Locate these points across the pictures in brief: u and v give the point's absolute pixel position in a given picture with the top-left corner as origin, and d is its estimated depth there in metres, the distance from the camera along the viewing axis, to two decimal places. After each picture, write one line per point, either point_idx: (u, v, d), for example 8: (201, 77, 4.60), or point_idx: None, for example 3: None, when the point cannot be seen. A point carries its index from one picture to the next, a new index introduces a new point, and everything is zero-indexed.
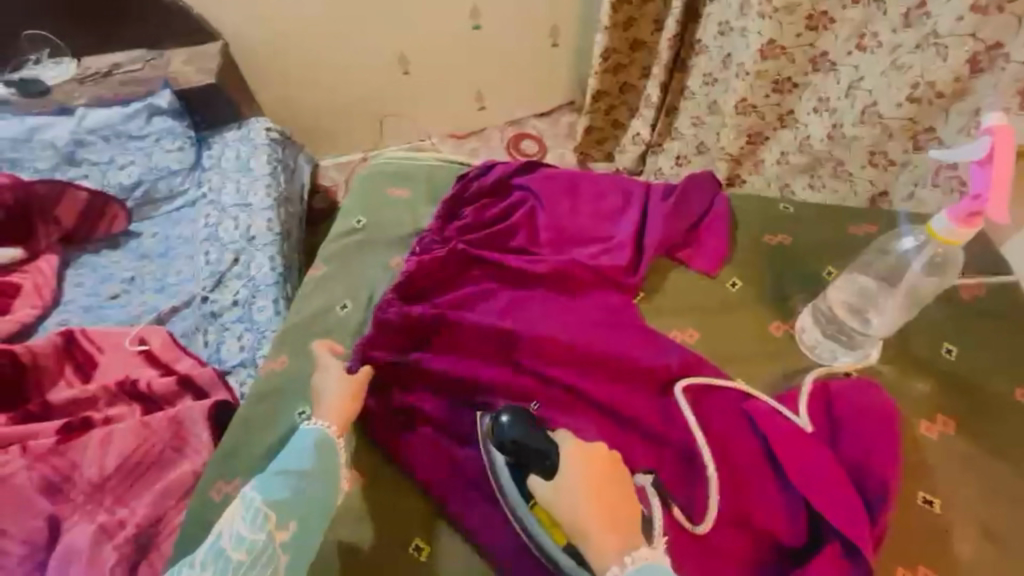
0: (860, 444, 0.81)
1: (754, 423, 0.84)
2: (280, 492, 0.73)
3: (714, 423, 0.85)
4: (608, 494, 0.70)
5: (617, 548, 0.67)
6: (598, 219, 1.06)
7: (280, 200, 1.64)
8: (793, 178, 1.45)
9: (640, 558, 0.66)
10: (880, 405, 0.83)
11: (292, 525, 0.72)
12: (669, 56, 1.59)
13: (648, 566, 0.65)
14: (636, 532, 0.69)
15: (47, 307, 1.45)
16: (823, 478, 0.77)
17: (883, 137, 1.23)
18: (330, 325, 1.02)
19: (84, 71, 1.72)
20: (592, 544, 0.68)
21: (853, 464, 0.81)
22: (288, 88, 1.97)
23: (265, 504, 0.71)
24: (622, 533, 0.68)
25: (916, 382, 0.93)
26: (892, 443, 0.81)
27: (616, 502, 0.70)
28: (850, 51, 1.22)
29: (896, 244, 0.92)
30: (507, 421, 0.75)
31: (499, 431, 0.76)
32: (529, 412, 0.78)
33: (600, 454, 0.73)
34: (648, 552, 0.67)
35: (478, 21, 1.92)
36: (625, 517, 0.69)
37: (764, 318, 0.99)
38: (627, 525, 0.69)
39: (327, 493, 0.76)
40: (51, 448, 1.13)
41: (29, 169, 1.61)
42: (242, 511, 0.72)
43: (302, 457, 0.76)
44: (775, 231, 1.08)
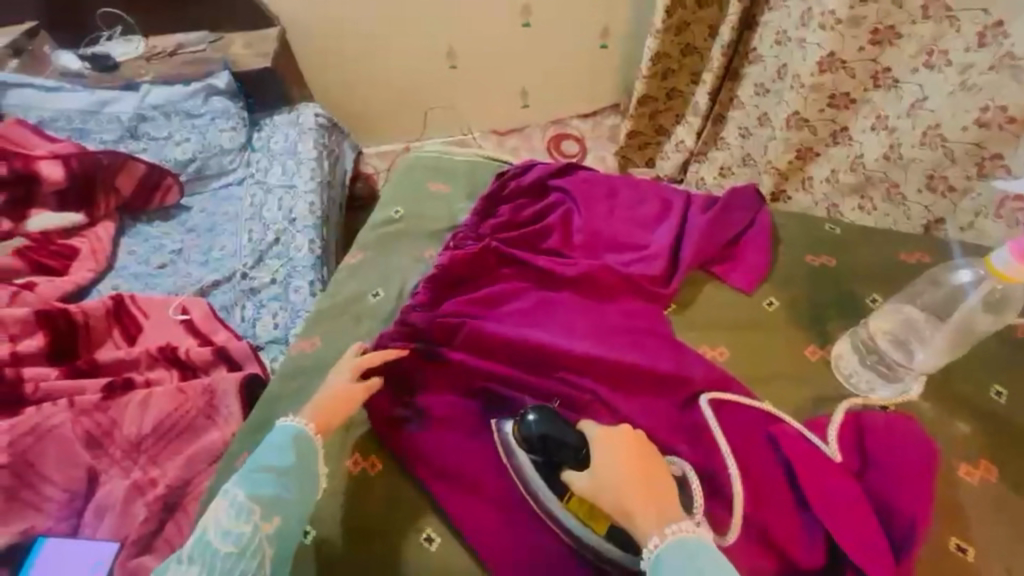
0: (887, 478, 0.77)
1: (779, 447, 0.81)
2: (262, 486, 0.74)
3: (739, 444, 0.82)
4: (644, 472, 0.71)
5: (656, 523, 0.68)
6: (634, 226, 1.05)
7: (323, 184, 1.69)
8: (841, 199, 1.39)
9: (683, 529, 0.67)
10: (915, 442, 0.80)
11: (276, 518, 0.73)
12: (721, 63, 1.55)
13: (692, 538, 0.66)
14: (674, 506, 0.70)
15: (101, 272, 1.53)
16: (847, 512, 0.74)
17: (944, 160, 1.18)
18: (361, 311, 1.04)
19: (151, 49, 1.81)
20: (634, 520, 0.68)
21: (881, 502, 0.77)
22: (339, 75, 2.01)
23: (248, 499, 0.72)
24: (662, 509, 0.68)
25: (958, 423, 0.88)
26: (924, 481, 0.77)
27: (655, 479, 0.71)
28: (915, 68, 1.17)
29: (952, 276, 0.88)
30: (533, 418, 0.78)
31: (526, 428, 0.78)
32: (553, 408, 0.81)
33: (630, 437, 0.74)
34: (688, 524, 0.68)
35: (529, 19, 1.93)
36: (661, 491, 0.70)
37: (799, 341, 0.95)
38: (667, 501, 0.69)
39: (307, 487, 0.77)
40: (95, 404, 1.20)
41: (95, 139, 1.71)
42: (224, 506, 0.73)
43: (278, 453, 0.76)
44: (818, 252, 1.05)
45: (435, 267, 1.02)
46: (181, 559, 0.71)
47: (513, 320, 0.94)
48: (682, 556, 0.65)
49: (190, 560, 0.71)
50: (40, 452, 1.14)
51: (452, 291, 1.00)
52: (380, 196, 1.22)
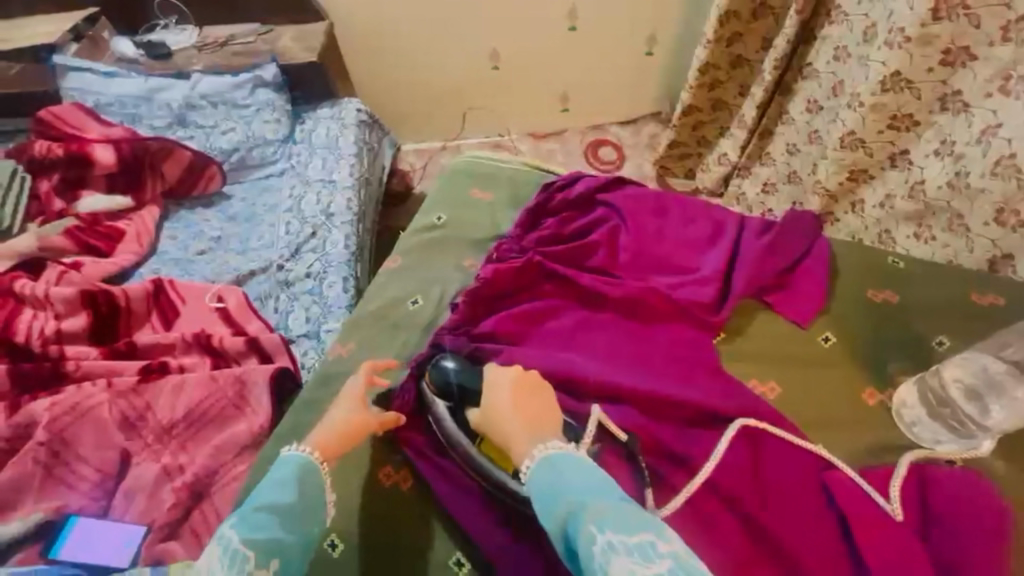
0: (955, 539, 0.73)
1: (834, 499, 0.76)
2: (259, 529, 0.68)
3: (791, 491, 0.77)
4: (524, 396, 0.74)
5: (530, 443, 0.70)
6: (682, 247, 1.01)
7: (361, 180, 1.70)
8: (895, 225, 1.33)
9: (553, 446, 0.69)
10: (987, 505, 0.74)
11: (273, 564, 0.67)
12: (773, 77, 1.49)
13: (556, 451, 0.69)
14: (552, 429, 0.72)
15: (143, 256, 1.57)
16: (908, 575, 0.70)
17: (1017, 192, 1.10)
18: (399, 317, 1.03)
19: (204, 39, 1.84)
20: (514, 445, 0.71)
21: (942, 564, 0.73)
22: (382, 71, 2.02)
23: (245, 543, 0.66)
24: (536, 430, 0.72)
25: None
26: (996, 544, 0.72)
27: (534, 404, 0.74)
28: (989, 93, 1.10)
29: None
30: (450, 365, 0.87)
31: (443, 375, 0.87)
32: (470, 360, 0.89)
33: (515, 369, 0.77)
34: (558, 442, 0.70)
35: (576, 22, 1.90)
36: (538, 416, 0.73)
37: (854, 381, 0.91)
38: (544, 422, 0.73)
39: (308, 530, 0.72)
40: (132, 387, 1.22)
41: (145, 125, 1.76)
42: (217, 554, 0.66)
43: (281, 490, 0.72)
44: (879, 288, 0.99)
45: (478, 278, 0.99)
46: None
47: (553, 340, 0.92)
48: (548, 470, 0.67)
49: None
50: (74, 431, 1.16)
51: (492, 305, 0.98)
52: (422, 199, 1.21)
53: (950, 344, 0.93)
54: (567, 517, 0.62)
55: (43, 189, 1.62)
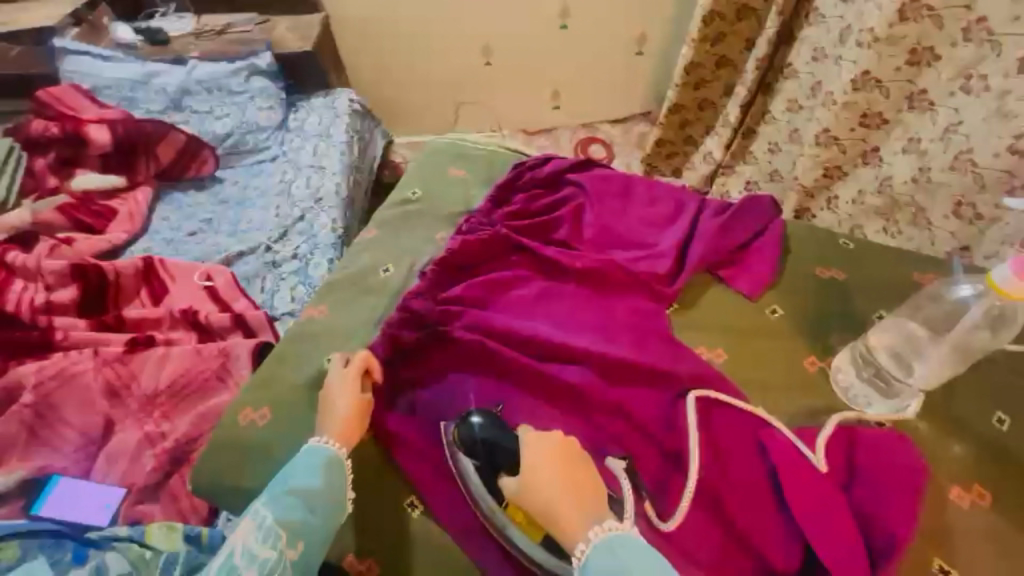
0: (873, 490, 0.76)
1: (766, 452, 0.80)
2: (291, 511, 0.73)
3: (725, 445, 0.82)
4: (571, 470, 0.69)
5: (581, 526, 0.66)
6: (645, 224, 1.06)
7: (351, 167, 1.74)
8: (866, 220, 1.37)
9: (611, 529, 0.65)
10: (905, 462, 0.78)
11: (300, 545, 0.72)
12: (755, 76, 1.54)
13: (615, 533, 0.65)
14: (600, 505, 0.68)
15: (136, 233, 1.61)
16: (830, 522, 0.72)
17: (974, 186, 1.15)
18: (370, 284, 1.07)
19: (202, 27, 1.89)
20: (560, 525, 0.66)
21: (864, 513, 0.75)
22: (377, 64, 2.06)
23: (277, 523, 0.71)
24: (587, 510, 0.67)
25: (952, 445, 0.85)
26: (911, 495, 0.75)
27: (581, 478, 0.69)
28: (953, 92, 1.14)
29: (950, 291, 0.85)
30: (477, 421, 0.80)
31: (469, 431, 0.80)
32: (498, 415, 0.83)
33: (557, 437, 0.72)
34: (616, 523, 0.66)
35: (566, 21, 1.95)
36: (587, 488, 0.69)
37: (799, 351, 0.94)
38: (595, 500, 0.68)
39: (334, 514, 0.76)
40: (118, 356, 1.26)
41: (140, 108, 1.79)
42: (251, 529, 0.71)
43: (309, 476, 0.76)
44: (827, 266, 1.04)
45: (446, 250, 1.04)
46: None
47: (514, 307, 0.96)
48: (608, 556, 0.63)
49: None
50: (60, 397, 1.20)
51: (459, 273, 1.02)
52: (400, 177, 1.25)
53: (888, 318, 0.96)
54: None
55: (39, 167, 1.66)
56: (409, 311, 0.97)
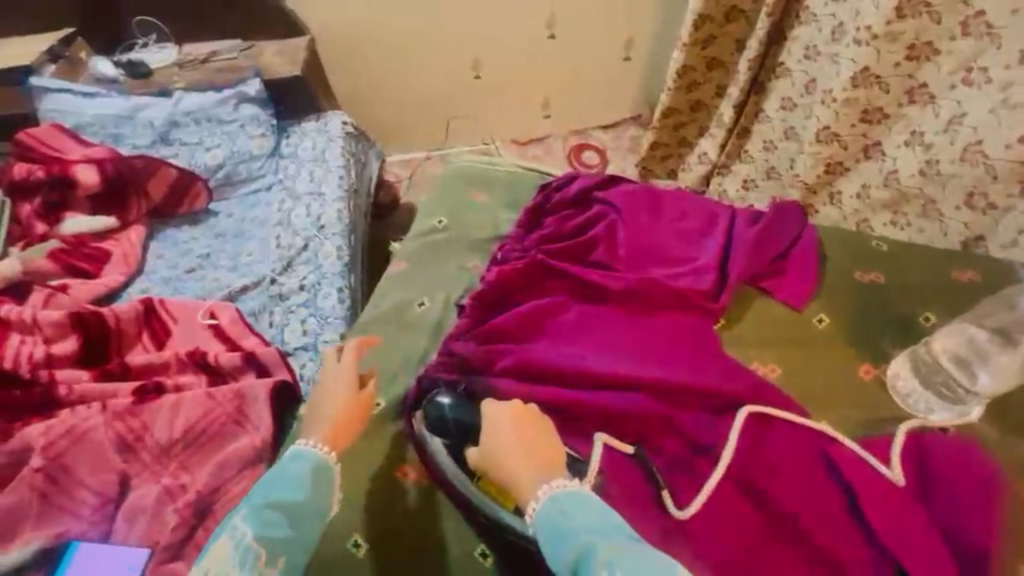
0: (952, 505, 0.77)
1: (839, 474, 0.80)
2: (272, 526, 0.71)
3: (797, 468, 0.80)
4: (524, 430, 0.75)
5: (530, 484, 0.70)
6: (682, 239, 1.04)
7: (351, 192, 1.71)
8: (872, 214, 1.36)
9: (555, 485, 0.69)
10: (978, 472, 0.78)
11: (281, 561, 0.70)
12: (747, 77, 1.52)
13: (560, 491, 0.68)
14: (557, 468, 0.72)
15: (132, 275, 1.55)
16: (910, 536, 0.74)
17: (986, 177, 1.17)
18: (408, 319, 1.04)
19: (185, 57, 1.85)
20: (515, 484, 0.71)
21: (944, 525, 0.76)
22: (365, 84, 2.03)
23: (254, 542, 0.69)
24: (538, 471, 0.71)
25: (1021, 445, 0.85)
26: (990, 507, 0.76)
27: (536, 439, 0.74)
28: (953, 85, 1.17)
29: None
30: (445, 400, 0.86)
31: (438, 413, 0.86)
32: (466, 395, 0.89)
33: (511, 403, 0.77)
34: (567, 481, 0.70)
35: (553, 31, 1.95)
36: (540, 451, 0.73)
37: (850, 359, 0.94)
38: (545, 460, 0.72)
39: (317, 527, 0.74)
40: (127, 408, 1.20)
41: (127, 144, 1.73)
42: (230, 548, 0.69)
43: (293, 489, 0.74)
44: (868, 269, 1.04)
45: (482, 282, 1.02)
46: None
47: (557, 335, 0.95)
48: (553, 512, 0.66)
49: None
50: (70, 456, 1.14)
51: (502, 303, 1.00)
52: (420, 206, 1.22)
53: (936, 320, 0.97)
54: (579, 556, 0.62)
55: (25, 213, 1.59)
56: (452, 355, 0.94)
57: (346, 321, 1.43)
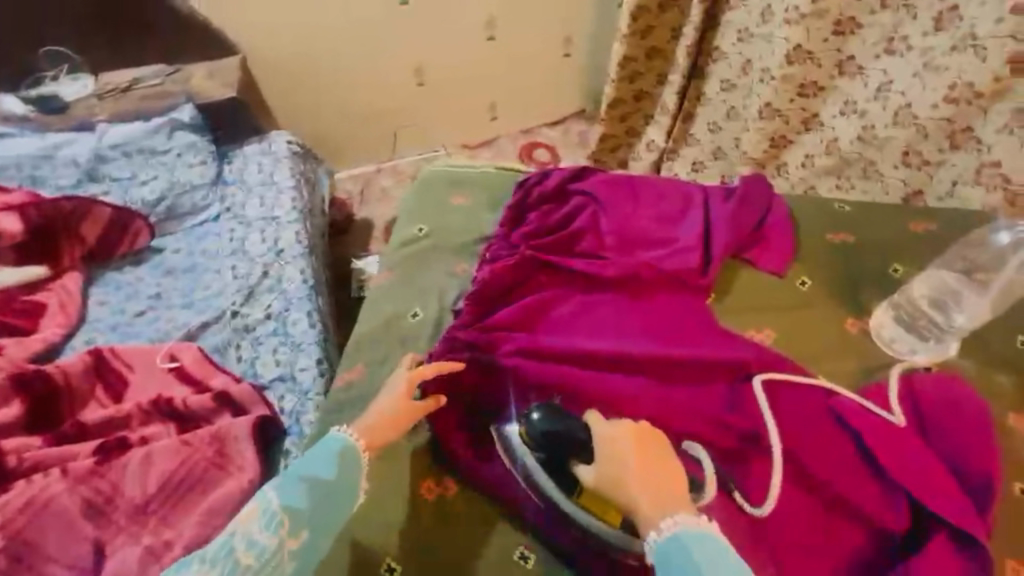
0: (952, 437, 0.83)
1: (847, 422, 0.84)
2: (297, 497, 0.73)
3: (807, 423, 0.85)
4: (649, 460, 0.71)
5: (653, 512, 0.68)
6: (660, 221, 1.07)
7: (306, 213, 1.64)
8: (818, 180, 1.44)
9: (680, 520, 0.67)
10: (970, 404, 0.85)
11: (302, 535, 0.72)
12: (687, 63, 1.54)
13: (685, 528, 0.66)
14: (678, 498, 0.69)
15: (73, 327, 1.42)
16: (922, 473, 0.79)
17: (918, 136, 1.25)
18: (404, 332, 1.02)
19: (104, 86, 1.71)
20: (634, 509, 0.70)
21: (950, 455, 0.82)
22: (306, 102, 1.96)
23: (281, 509, 0.72)
24: (659, 503, 0.69)
25: (996, 374, 0.93)
26: (984, 434, 0.83)
27: (656, 467, 0.71)
28: (878, 55, 1.26)
29: (996, 240, 1.00)
30: (538, 416, 0.80)
31: (532, 428, 0.81)
32: (557, 404, 0.83)
33: (631, 426, 0.74)
34: (689, 516, 0.68)
35: (493, 32, 1.94)
36: (662, 481, 0.70)
37: (837, 318, 1.00)
38: (672, 493, 0.69)
39: (340, 508, 0.75)
40: (90, 469, 1.10)
41: (49, 186, 1.59)
42: (259, 511, 0.72)
43: (322, 466, 0.76)
44: (837, 230, 1.10)
45: (475, 283, 1.01)
46: (206, 557, 0.71)
47: (557, 323, 0.96)
48: (678, 549, 0.65)
49: (213, 560, 0.70)
50: (32, 532, 1.03)
51: (498, 301, 1.00)
52: (399, 213, 1.21)
53: (904, 270, 1.04)
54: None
55: None
56: (454, 340, 0.93)
57: (320, 345, 1.36)
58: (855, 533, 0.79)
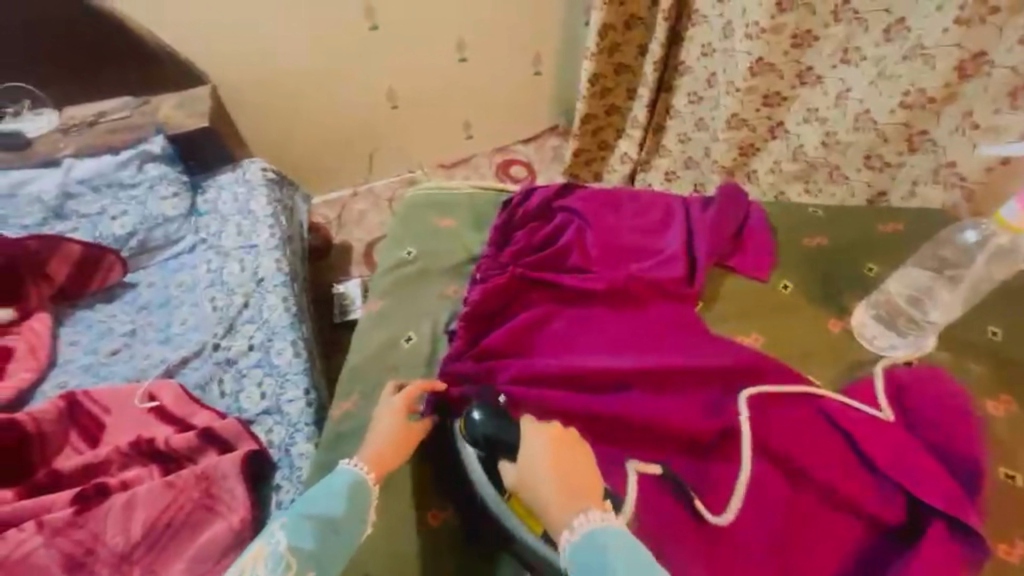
0: (939, 430, 0.86)
1: (840, 423, 0.87)
2: (305, 538, 0.70)
3: (801, 424, 0.87)
4: (563, 459, 0.72)
5: (564, 513, 0.69)
6: (644, 233, 1.09)
7: (285, 240, 1.60)
8: (787, 186, 1.51)
9: (592, 517, 0.68)
10: (952, 396, 0.88)
11: None
12: (655, 78, 1.60)
13: (595, 525, 0.67)
14: (592, 496, 0.71)
15: (43, 370, 1.37)
16: (917, 468, 0.82)
17: (878, 141, 1.30)
18: (399, 357, 1.02)
19: (68, 121, 1.67)
20: (549, 512, 0.70)
21: (941, 449, 0.85)
22: (279, 129, 1.95)
23: (287, 550, 0.68)
24: (572, 503, 0.69)
25: (972, 363, 0.98)
26: (969, 424, 0.86)
27: (574, 468, 0.72)
28: (835, 65, 1.32)
29: (960, 236, 0.99)
30: (477, 417, 0.80)
31: (471, 427, 0.81)
32: (501, 408, 0.83)
33: (553, 427, 0.75)
34: (601, 513, 0.69)
35: (464, 54, 1.94)
36: (578, 480, 0.71)
37: (820, 316, 1.04)
38: (584, 492, 0.70)
39: (348, 546, 0.73)
40: (69, 520, 1.06)
41: (14, 225, 1.55)
42: (265, 554, 0.69)
43: (331, 502, 0.74)
44: (812, 234, 1.14)
45: (467, 303, 1.02)
46: None
47: (551, 340, 0.97)
48: (593, 545, 0.66)
49: None
50: None
51: (489, 322, 1.01)
52: (385, 236, 1.20)
53: (878, 269, 1.09)
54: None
55: None
56: (451, 373, 0.94)
57: (307, 373, 1.34)
58: (853, 527, 0.81)
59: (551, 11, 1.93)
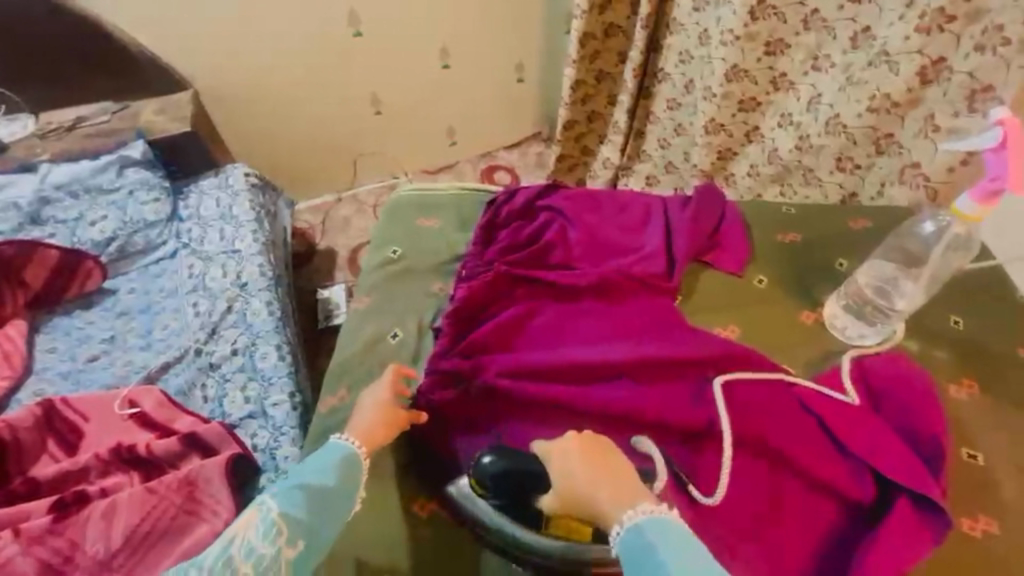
0: (903, 411, 0.90)
1: (811, 408, 0.90)
2: (298, 507, 0.73)
3: (774, 410, 0.90)
4: (606, 468, 0.71)
5: (615, 508, 0.69)
6: (625, 231, 1.12)
7: (268, 244, 1.59)
8: (763, 188, 1.56)
9: (642, 511, 0.68)
10: (917, 382, 0.92)
11: (300, 543, 0.71)
12: (635, 84, 1.64)
13: (647, 519, 0.67)
14: (637, 490, 0.70)
15: (19, 378, 1.34)
16: (885, 448, 0.85)
17: (848, 144, 1.35)
18: (385, 355, 1.03)
19: (45, 126, 1.66)
20: (596, 510, 0.70)
21: (907, 431, 0.89)
22: (262, 135, 1.95)
23: (278, 516, 0.71)
24: (619, 498, 0.69)
25: (939, 351, 1.02)
26: (932, 405, 0.89)
27: (615, 471, 0.72)
28: (806, 72, 1.37)
29: (918, 229, 1.03)
30: (487, 460, 0.80)
31: (482, 472, 0.81)
32: (507, 445, 0.83)
33: (582, 434, 0.75)
34: (649, 505, 0.68)
35: (447, 60, 1.97)
36: (622, 480, 0.71)
37: (794, 309, 1.08)
38: (630, 485, 0.70)
39: (338, 514, 0.75)
40: (47, 528, 1.03)
41: None
42: (257, 519, 0.72)
43: (322, 473, 0.76)
44: (786, 231, 1.18)
45: (454, 302, 1.03)
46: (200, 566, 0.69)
47: (535, 336, 0.99)
48: (642, 541, 0.66)
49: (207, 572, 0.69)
50: None
51: (475, 317, 1.02)
52: (371, 237, 1.21)
53: (849, 264, 1.13)
54: None
55: None
56: (438, 373, 0.94)
57: (292, 377, 1.34)
58: (826, 509, 0.84)
59: (533, 19, 1.96)
